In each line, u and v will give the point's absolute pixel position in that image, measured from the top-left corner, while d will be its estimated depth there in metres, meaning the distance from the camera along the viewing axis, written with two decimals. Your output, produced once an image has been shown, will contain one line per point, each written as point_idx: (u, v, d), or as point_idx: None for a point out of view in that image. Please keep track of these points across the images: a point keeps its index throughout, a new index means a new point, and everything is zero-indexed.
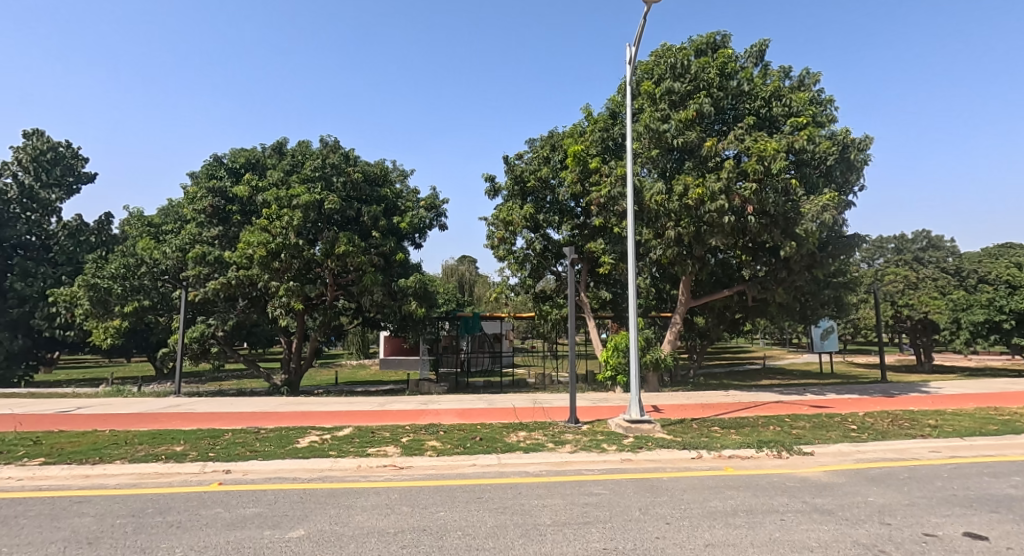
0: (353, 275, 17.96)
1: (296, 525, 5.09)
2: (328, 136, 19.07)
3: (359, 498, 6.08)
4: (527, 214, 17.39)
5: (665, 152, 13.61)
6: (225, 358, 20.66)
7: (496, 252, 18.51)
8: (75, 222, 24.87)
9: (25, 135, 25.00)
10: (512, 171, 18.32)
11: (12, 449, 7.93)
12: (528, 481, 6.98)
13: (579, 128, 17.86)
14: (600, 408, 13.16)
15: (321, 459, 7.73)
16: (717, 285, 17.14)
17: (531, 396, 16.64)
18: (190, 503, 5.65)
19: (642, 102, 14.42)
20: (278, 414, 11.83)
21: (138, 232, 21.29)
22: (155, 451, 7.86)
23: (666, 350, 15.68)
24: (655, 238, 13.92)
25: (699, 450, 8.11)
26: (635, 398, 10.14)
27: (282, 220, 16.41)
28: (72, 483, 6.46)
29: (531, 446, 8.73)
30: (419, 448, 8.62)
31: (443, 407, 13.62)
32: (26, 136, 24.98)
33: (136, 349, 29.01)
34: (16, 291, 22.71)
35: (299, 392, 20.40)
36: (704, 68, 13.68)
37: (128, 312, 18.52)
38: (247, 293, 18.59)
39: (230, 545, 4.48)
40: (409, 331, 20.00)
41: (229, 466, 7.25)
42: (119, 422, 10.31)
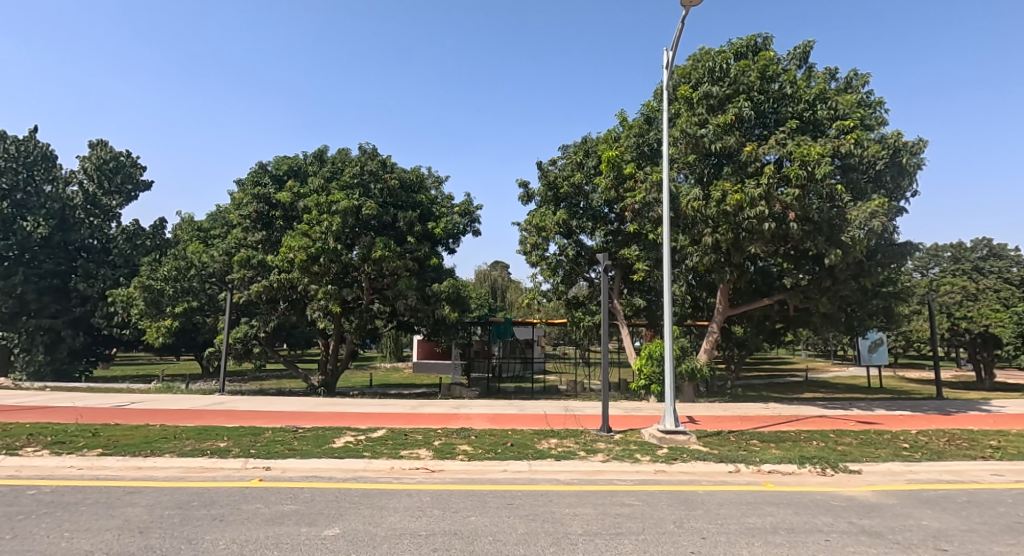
0: (389, 279, 18.40)
1: (331, 523, 5.19)
2: (367, 143, 19.42)
3: (391, 500, 6.17)
4: (560, 220, 17.42)
5: (702, 157, 13.53)
6: (266, 359, 21.26)
7: (529, 257, 18.74)
8: (133, 227, 26.11)
9: (91, 146, 26.45)
10: (546, 177, 18.48)
11: (73, 440, 8.37)
12: (559, 489, 6.92)
13: (614, 133, 17.88)
14: (633, 418, 12.94)
15: (356, 459, 7.86)
16: (757, 294, 16.71)
17: (562, 403, 16.56)
18: (232, 498, 5.83)
19: (679, 106, 14.26)
20: (316, 414, 12.12)
21: (189, 236, 22.37)
22: (201, 446, 8.16)
23: (702, 360, 15.28)
24: (691, 245, 13.74)
25: (737, 464, 7.86)
26: (670, 408, 9.94)
27: (322, 225, 17.07)
28: (125, 474, 6.77)
29: (563, 454, 8.67)
30: (450, 451, 8.68)
31: (474, 411, 13.68)
32: (91, 147, 26.43)
33: (185, 348, 30.38)
34: (79, 291, 24.06)
35: (335, 393, 20.85)
36: (744, 71, 13.34)
37: (179, 312, 19.44)
38: (288, 296, 19.00)
39: (270, 540, 4.60)
40: (441, 335, 20.23)
41: (269, 463, 7.45)
42: (169, 417, 10.78)
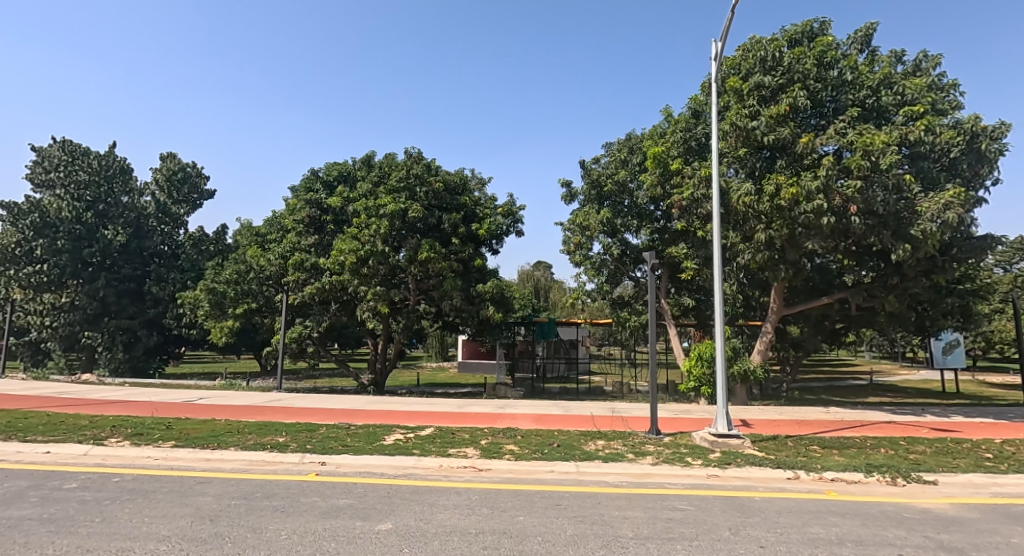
0: (435, 280, 18.73)
1: (384, 518, 5.31)
2: (412, 147, 19.76)
3: (441, 497, 6.26)
4: (604, 219, 17.24)
5: (754, 150, 13.09)
6: (319, 358, 22.03)
7: (572, 257, 18.61)
8: (199, 232, 27.67)
9: (162, 158, 28.14)
10: (589, 175, 18.32)
11: (148, 432, 8.94)
12: (608, 491, 6.84)
13: (659, 129, 17.53)
14: (683, 420, 12.62)
15: (407, 457, 8.02)
16: (814, 292, 16.02)
17: (609, 404, 16.38)
18: (292, 491, 6.07)
19: (728, 99, 13.82)
20: (367, 412, 12.46)
21: (248, 241, 23.46)
22: (262, 440, 8.54)
23: (755, 361, 14.75)
24: (743, 242, 13.39)
25: (796, 471, 7.53)
26: (722, 411, 9.64)
27: (370, 228, 17.62)
28: (194, 465, 7.17)
29: (611, 456, 8.56)
30: (497, 451, 8.72)
31: (520, 411, 13.70)
32: (162, 159, 28.10)
33: (245, 348, 31.89)
34: (152, 293, 25.69)
35: (384, 391, 21.37)
36: (798, 59, 12.76)
37: (240, 313, 20.43)
38: (339, 297, 19.59)
39: (328, 532, 4.75)
40: (486, 335, 20.42)
41: (325, 458, 7.72)
42: (232, 412, 11.35)
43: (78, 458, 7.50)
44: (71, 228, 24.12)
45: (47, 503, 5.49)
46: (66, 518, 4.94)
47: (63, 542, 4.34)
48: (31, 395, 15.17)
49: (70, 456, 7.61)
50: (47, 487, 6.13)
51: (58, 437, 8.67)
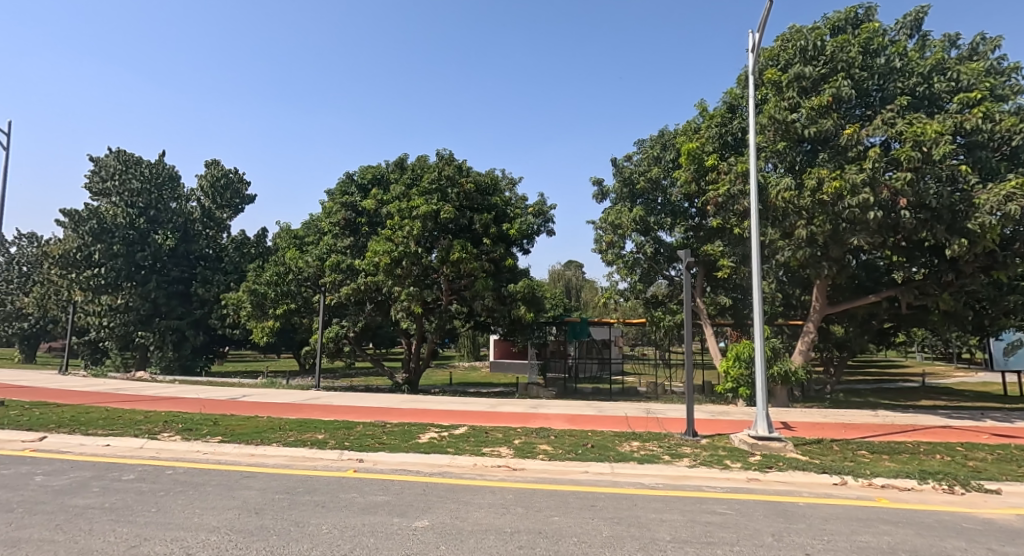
0: (467, 281, 18.80)
1: (421, 515, 5.35)
2: (443, 149, 19.93)
3: (476, 495, 6.27)
4: (637, 217, 17.02)
5: (794, 144, 12.69)
6: (355, 357, 22.48)
7: (605, 256, 18.42)
8: (241, 236, 28.52)
9: (207, 165, 29.18)
10: (621, 173, 18.10)
11: (197, 428, 9.29)
12: (645, 493, 6.72)
13: (694, 124, 17.17)
14: (720, 422, 12.32)
15: (441, 455, 8.08)
16: (861, 289, 15.41)
17: (644, 405, 16.15)
18: (331, 487, 6.19)
19: (767, 91, 13.43)
20: (402, 410, 12.62)
21: (286, 244, 24.06)
22: (302, 437, 8.75)
23: (797, 362, 14.27)
24: (783, 239, 12.90)
25: (843, 476, 7.24)
26: (762, 413, 9.38)
27: (404, 230, 17.87)
28: (239, 460, 7.41)
29: (646, 457, 8.41)
30: (531, 450, 8.69)
31: (552, 411, 13.63)
32: (207, 166, 29.15)
33: (285, 347, 32.80)
34: (199, 295, 26.66)
35: (418, 390, 21.63)
36: (842, 47, 12.30)
37: (280, 313, 20.99)
38: (374, 298, 19.91)
39: (366, 528, 4.82)
40: (518, 335, 20.45)
41: (362, 455, 7.85)
42: (274, 410, 11.68)
43: (135, 451, 7.87)
44: (126, 233, 25.49)
45: (109, 493, 5.76)
46: (125, 508, 5.17)
47: (123, 531, 4.54)
48: (91, 391, 16.02)
49: (128, 449, 7.99)
50: (108, 477, 6.44)
51: (116, 431, 9.12)
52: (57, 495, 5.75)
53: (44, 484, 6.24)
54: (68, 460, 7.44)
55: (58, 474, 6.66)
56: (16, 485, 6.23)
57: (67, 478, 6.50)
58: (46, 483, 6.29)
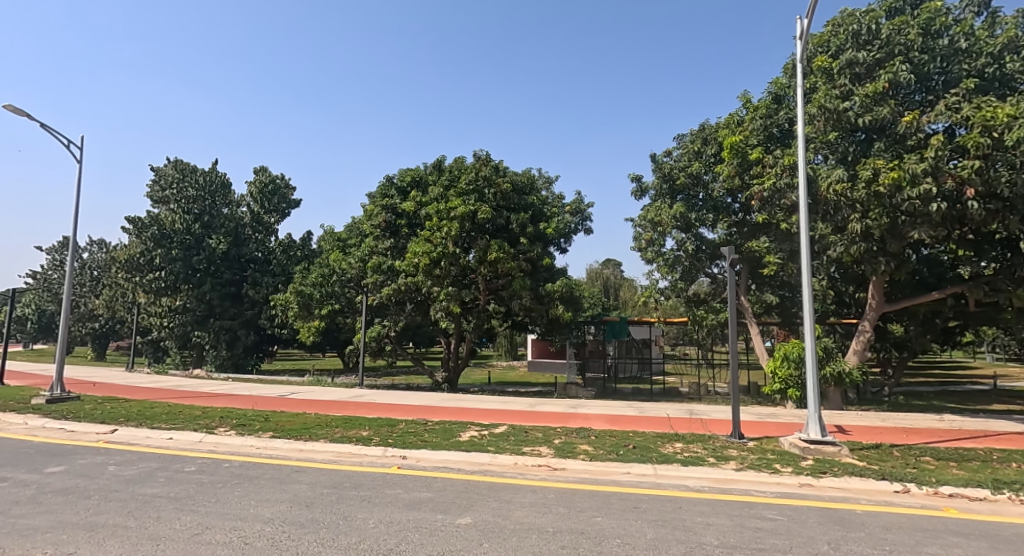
0: (504, 280, 18.77)
1: (463, 512, 5.35)
2: (480, 150, 20.03)
3: (517, 494, 6.24)
4: (677, 214, 16.63)
5: (846, 134, 12.12)
6: (396, 356, 22.92)
7: (644, 254, 18.11)
8: (287, 239, 29.31)
9: (257, 172, 30.15)
10: (660, 169, 17.76)
11: (250, 423, 9.64)
12: (690, 496, 6.53)
13: (737, 117, 16.64)
14: (768, 424, 11.89)
15: (482, 454, 8.09)
16: (922, 285, 14.56)
17: (687, 406, 15.77)
18: (376, 482, 6.28)
19: (815, 79, 12.91)
20: (442, 408, 12.75)
21: (330, 246, 24.65)
22: (348, 433, 8.95)
23: (851, 362, 13.61)
24: (834, 233, 12.36)
25: (904, 484, 6.83)
26: (814, 415, 8.98)
27: (442, 231, 18.06)
28: (289, 454, 7.64)
29: (690, 459, 8.18)
30: (572, 450, 8.59)
31: (592, 411, 13.47)
32: (257, 173, 30.11)
33: (330, 346, 33.74)
34: (249, 296, 27.67)
35: (458, 389, 21.85)
36: (899, 30, 11.66)
37: (325, 313, 21.58)
38: (414, 298, 20.17)
39: (410, 523, 4.85)
40: (555, 335, 20.46)
41: (405, 452, 7.95)
42: (320, 407, 12.01)
43: (195, 444, 8.23)
44: (183, 239, 27.14)
45: (174, 483, 6.05)
46: (189, 497, 5.41)
47: (187, 520, 4.73)
48: (154, 387, 16.94)
49: (189, 442, 8.37)
50: (172, 469, 6.76)
51: (178, 425, 9.57)
52: (129, 484, 6.08)
53: (117, 473, 6.61)
54: (137, 451, 7.86)
55: (128, 465, 7.04)
56: (92, 474, 6.62)
57: (136, 468, 6.86)
58: (119, 472, 6.66)
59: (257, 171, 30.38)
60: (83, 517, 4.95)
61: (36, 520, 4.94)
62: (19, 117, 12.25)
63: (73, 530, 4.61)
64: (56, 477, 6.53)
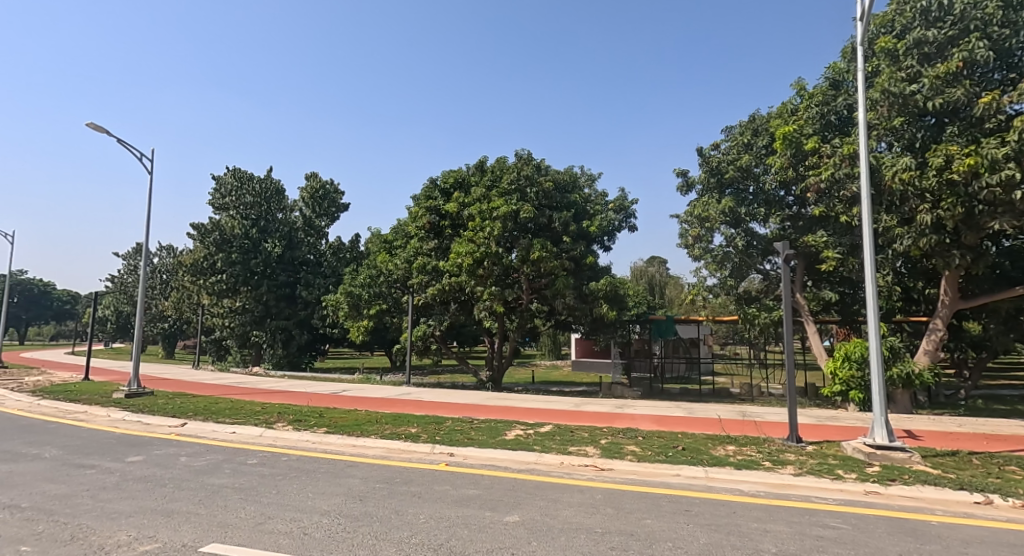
0: (547, 280, 18.60)
1: (512, 510, 5.28)
2: (522, 150, 19.96)
3: (565, 494, 6.12)
4: (725, 209, 16.03)
5: (914, 119, 11.34)
6: (441, 354, 23.16)
7: (691, 251, 17.60)
8: (337, 242, 30.43)
9: (309, 178, 31.24)
10: (708, 163, 17.18)
11: (305, 419, 9.93)
12: (745, 501, 6.23)
13: (790, 106, 15.88)
14: (828, 428, 11.26)
15: (528, 452, 8.01)
16: (1002, 280, 13.43)
17: (739, 407, 15.22)
18: (425, 478, 6.31)
19: (878, 62, 12.14)
20: (487, 407, 12.76)
21: (377, 248, 25.21)
22: (397, 430, 9.06)
23: (922, 363, 12.72)
24: (901, 226, 11.59)
25: (987, 495, 6.28)
26: (880, 419, 8.41)
27: (485, 231, 18.11)
28: (342, 450, 7.80)
29: (744, 463, 7.82)
30: (619, 451, 8.39)
31: (640, 412, 13.16)
32: (308, 179, 31.18)
33: (378, 344, 34.51)
34: (302, 297, 28.66)
35: (503, 388, 21.89)
36: (975, 4, 10.79)
37: (373, 313, 22.07)
38: (458, 298, 20.29)
39: (459, 520, 4.82)
40: (599, 334, 20.22)
41: (453, 449, 7.97)
42: (370, 404, 12.26)
43: (256, 438, 8.55)
44: (242, 243, 28.22)
45: (237, 474, 6.28)
46: (252, 488, 5.58)
47: (251, 509, 4.89)
48: (217, 384, 17.78)
49: (250, 436, 8.71)
50: (236, 461, 7.04)
51: (240, 420, 9.97)
52: (198, 474, 6.36)
53: (188, 464, 6.94)
54: (204, 444, 8.24)
55: (197, 456, 7.38)
56: (166, 464, 6.98)
57: (204, 459, 7.18)
58: (189, 463, 6.99)
59: (308, 176, 31.47)
60: (158, 504, 5.21)
61: (118, 505, 5.24)
62: (103, 135, 13.73)
63: (150, 516, 4.85)
64: (135, 465, 6.92)
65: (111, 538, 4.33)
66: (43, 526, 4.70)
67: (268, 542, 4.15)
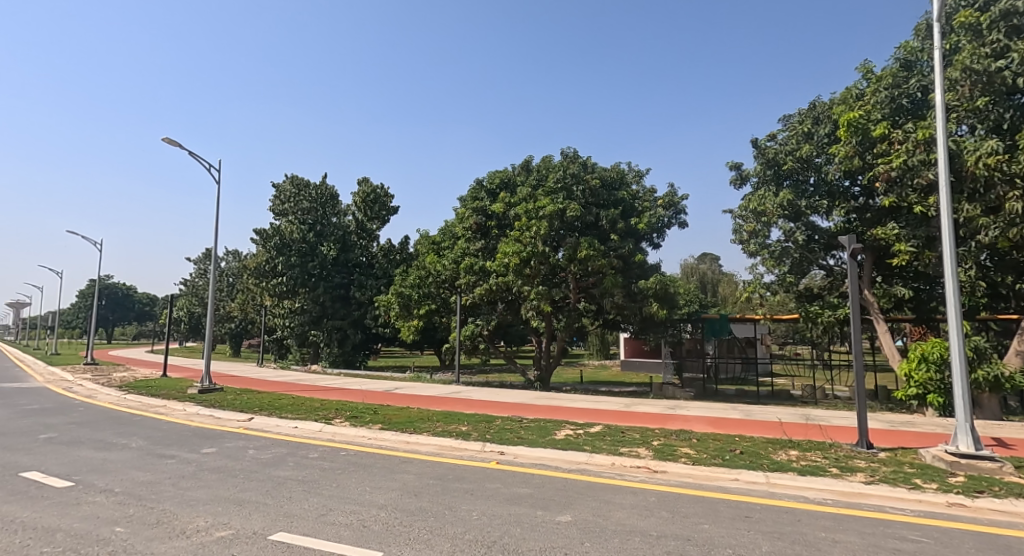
0: (594, 278, 18.30)
1: (564, 510, 5.13)
2: (568, 147, 19.71)
3: (617, 495, 5.91)
4: (783, 202, 15.23)
5: (1002, 97, 10.35)
6: (489, 354, 23.18)
7: (746, 247, 16.86)
8: (388, 244, 31.03)
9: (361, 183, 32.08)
10: (763, 155, 16.41)
11: (361, 415, 10.14)
12: (811, 509, 5.82)
13: (855, 90, 14.90)
14: (903, 434, 10.45)
15: (578, 452, 7.82)
16: None
17: (801, 410, 14.42)
18: (477, 476, 6.26)
19: (957, 38, 11.17)
20: (536, 407, 12.64)
21: (425, 249, 25.61)
22: (449, 428, 9.09)
23: (1012, 365, 11.62)
24: (986, 215, 10.61)
25: None
26: (964, 425, 7.70)
27: (531, 230, 18.00)
28: (396, 446, 7.88)
29: (808, 469, 7.34)
30: (672, 453, 8.06)
31: (693, 413, 12.69)
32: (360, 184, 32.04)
33: (428, 344, 35.03)
34: (355, 297, 29.52)
35: (551, 387, 21.72)
36: None
37: (422, 313, 22.40)
38: (505, 297, 20.27)
39: (512, 517, 4.72)
40: (649, 333, 19.57)
41: (503, 448, 7.89)
42: (422, 402, 12.39)
43: (316, 433, 8.79)
44: (300, 247, 29.25)
45: (301, 467, 6.45)
46: (314, 481, 5.70)
47: (314, 501, 4.98)
48: (279, 381, 18.53)
49: (311, 431, 8.96)
50: (299, 454, 7.24)
51: (302, 415, 10.30)
52: (265, 466, 6.58)
53: (256, 456, 7.20)
54: (269, 438, 8.54)
55: (264, 449, 7.65)
56: (237, 456, 7.27)
57: (270, 452, 7.43)
58: (257, 455, 7.25)
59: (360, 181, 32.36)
60: (231, 493, 5.40)
61: (196, 492, 5.47)
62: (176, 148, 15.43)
63: (225, 504, 5.03)
64: (210, 456, 7.25)
65: (191, 523, 4.51)
66: (134, 509, 4.97)
67: (331, 532, 4.20)
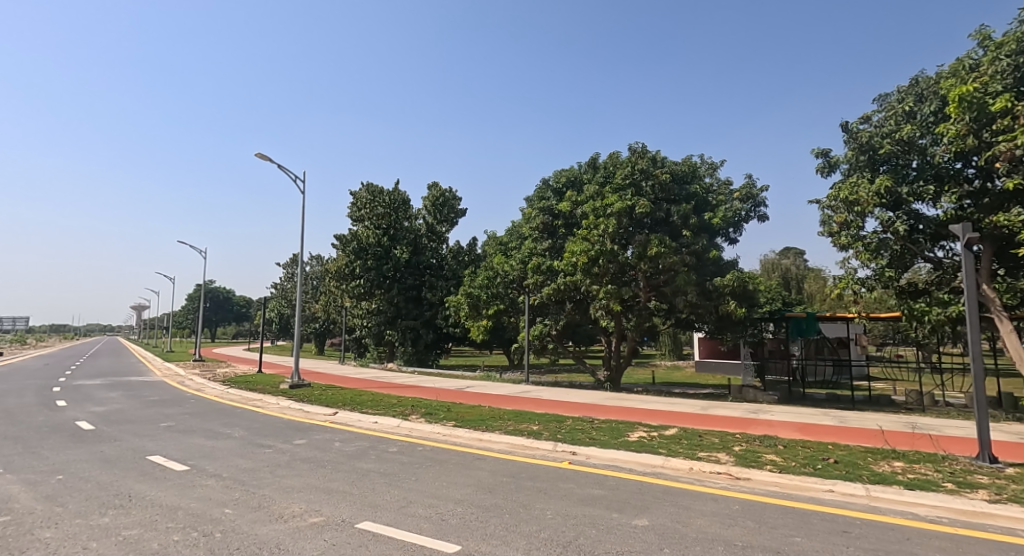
0: (665, 276, 17.56)
1: (640, 513, 4.80)
2: (635, 142, 19.02)
3: (698, 501, 5.48)
4: (880, 189, 13.81)
5: None
6: (559, 354, 22.80)
7: (837, 240, 15.48)
8: (456, 246, 31.59)
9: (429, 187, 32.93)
10: (856, 139, 14.99)
11: (435, 412, 10.23)
12: (924, 527, 5.10)
13: (967, 61, 13.23)
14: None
15: (652, 455, 7.40)
16: None
17: (905, 418, 13.03)
18: (551, 475, 6.04)
19: None
20: (607, 407, 12.24)
21: (493, 250, 25.79)
22: (520, 426, 8.94)
23: None
24: None
25: None
26: None
27: (599, 228, 17.54)
28: (469, 443, 7.83)
29: (915, 483, 6.48)
30: (754, 459, 7.43)
31: (778, 418, 11.78)
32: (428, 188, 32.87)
33: (496, 344, 35.28)
34: (427, 298, 30.28)
35: (622, 389, 21.10)
36: None
37: (491, 313, 22.30)
38: (574, 297, 19.89)
39: (587, 519, 4.45)
40: (726, 331, 18.62)
41: (576, 448, 7.62)
42: (493, 400, 12.35)
43: (395, 428, 8.94)
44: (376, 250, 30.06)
45: (383, 460, 6.53)
46: (396, 474, 5.72)
47: (396, 493, 4.96)
48: (359, 379, 19.30)
49: (390, 426, 9.13)
50: (380, 448, 7.36)
51: (381, 411, 10.56)
52: (349, 458, 6.72)
53: (341, 448, 7.40)
54: (352, 431, 8.79)
55: (348, 442, 7.85)
56: (324, 447, 7.51)
57: (353, 445, 7.61)
58: (342, 448, 7.45)
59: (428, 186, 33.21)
60: (320, 482, 5.53)
61: (291, 480, 5.65)
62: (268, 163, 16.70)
63: (316, 492, 5.14)
64: (302, 447, 7.54)
65: (287, 508, 4.63)
66: (240, 493, 5.19)
67: (411, 524, 4.14)
